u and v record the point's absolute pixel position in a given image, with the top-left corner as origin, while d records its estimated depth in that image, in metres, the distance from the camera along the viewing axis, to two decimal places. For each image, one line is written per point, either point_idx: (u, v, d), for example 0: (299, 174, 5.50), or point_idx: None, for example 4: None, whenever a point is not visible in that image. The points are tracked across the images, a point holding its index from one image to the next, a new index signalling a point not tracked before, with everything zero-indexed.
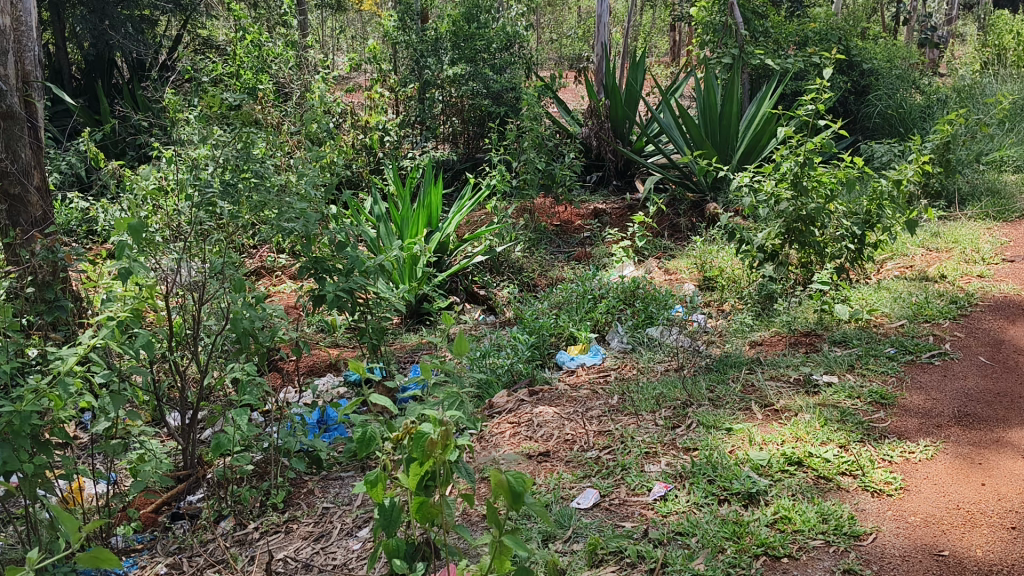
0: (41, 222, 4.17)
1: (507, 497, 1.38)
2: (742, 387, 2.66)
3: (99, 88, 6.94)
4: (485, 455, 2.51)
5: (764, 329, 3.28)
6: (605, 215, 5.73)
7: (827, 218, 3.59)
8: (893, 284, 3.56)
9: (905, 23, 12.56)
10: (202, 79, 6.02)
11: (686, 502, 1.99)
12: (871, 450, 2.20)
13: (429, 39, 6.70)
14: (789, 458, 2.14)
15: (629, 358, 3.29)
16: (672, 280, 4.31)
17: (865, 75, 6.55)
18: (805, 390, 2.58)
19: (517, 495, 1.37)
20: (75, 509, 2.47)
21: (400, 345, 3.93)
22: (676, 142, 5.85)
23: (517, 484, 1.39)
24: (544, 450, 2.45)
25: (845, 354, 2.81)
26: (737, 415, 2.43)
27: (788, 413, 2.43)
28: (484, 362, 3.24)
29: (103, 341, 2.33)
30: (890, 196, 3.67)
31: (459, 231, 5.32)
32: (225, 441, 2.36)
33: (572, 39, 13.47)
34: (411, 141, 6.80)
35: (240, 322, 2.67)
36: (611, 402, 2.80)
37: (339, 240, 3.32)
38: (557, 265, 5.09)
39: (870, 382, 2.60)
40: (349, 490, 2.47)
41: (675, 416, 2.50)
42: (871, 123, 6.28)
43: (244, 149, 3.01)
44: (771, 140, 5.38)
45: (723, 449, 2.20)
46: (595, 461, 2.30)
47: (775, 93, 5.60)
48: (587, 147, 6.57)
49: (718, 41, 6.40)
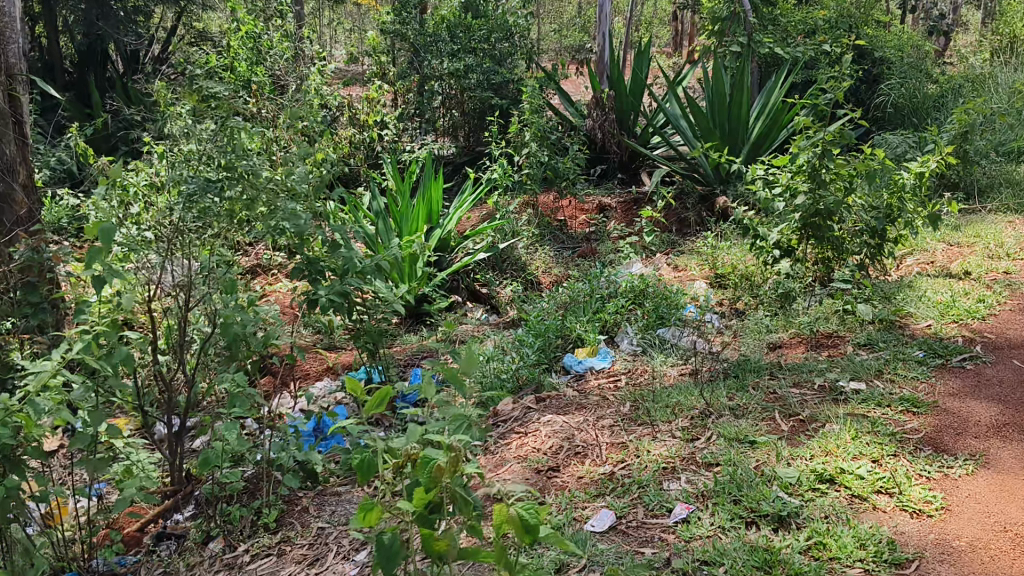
0: (27, 220, 4.00)
1: (517, 532, 1.27)
2: (765, 395, 2.50)
3: (91, 82, 6.71)
4: (490, 469, 2.35)
5: (783, 331, 3.14)
6: (610, 210, 5.57)
7: (846, 212, 3.44)
8: (916, 281, 3.41)
9: (914, 13, 12.35)
10: (195, 71, 5.87)
11: (710, 525, 1.84)
12: (907, 464, 2.04)
13: (427, 31, 6.54)
14: (820, 476, 1.98)
15: (640, 362, 3.16)
16: (683, 278, 4.16)
17: (875, 65, 6.38)
18: (831, 398, 2.43)
19: (532, 529, 1.25)
20: (53, 531, 2.32)
21: (402, 349, 3.78)
22: (683, 134, 5.69)
23: (530, 517, 1.27)
24: (553, 464, 2.29)
25: (872, 358, 2.65)
26: (761, 426, 2.27)
27: (815, 424, 2.28)
28: (489, 366, 3.09)
29: (81, 351, 2.17)
30: (911, 188, 3.51)
31: (461, 227, 5.17)
32: (213, 457, 2.21)
33: (573, 30, 13.28)
34: (411, 134, 6.65)
35: (230, 326, 2.46)
36: (623, 410, 2.65)
37: (335, 239, 3.16)
38: (562, 261, 4.94)
39: (900, 389, 2.44)
40: (346, 508, 2.31)
41: (694, 427, 2.35)
42: (883, 113, 6.11)
43: (228, 144, 2.84)
44: (783, 131, 5.24)
45: (749, 465, 2.05)
46: (610, 478, 2.14)
47: (786, 83, 5.44)
48: (591, 139, 6.34)
49: (724, 30, 6.23)
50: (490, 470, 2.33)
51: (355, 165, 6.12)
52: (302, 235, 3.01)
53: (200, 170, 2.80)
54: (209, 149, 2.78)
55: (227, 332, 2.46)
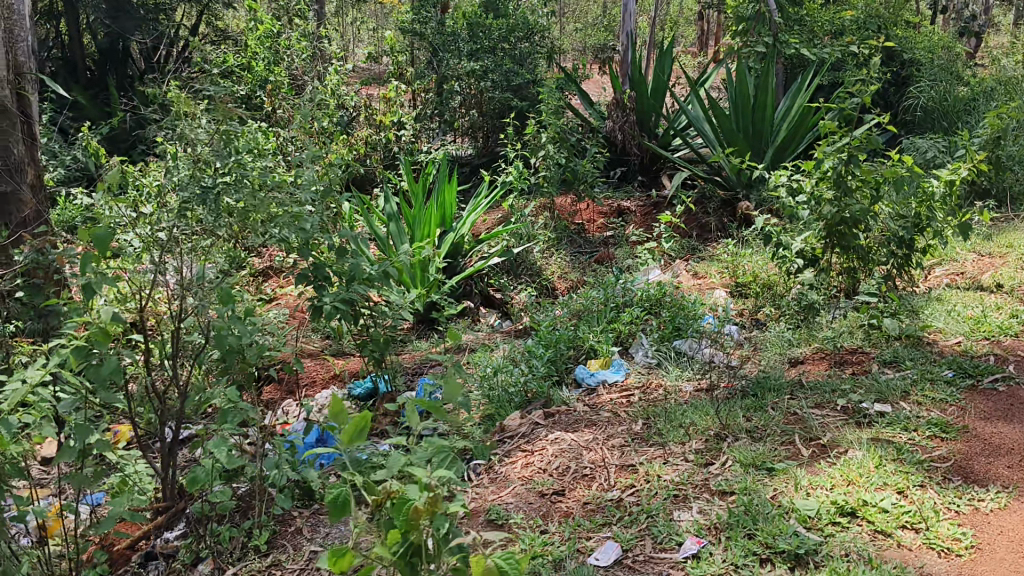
0: (33, 221, 3.92)
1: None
2: (784, 416, 2.37)
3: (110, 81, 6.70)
4: (492, 490, 2.24)
5: (805, 346, 3.01)
6: (629, 213, 5.45)
7: (872, 220, 3.30)
8: (946, 294, 3.26)
9: (944, 14, 12.10)
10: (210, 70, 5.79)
11: (721, 563, 1.72)
12: (935, 497, 1.91)
13: (446, 31, 6.43)
14: (841, 508, 1.86)
15: (655, 376, 3.05)
16: (703, 286, 4.04)
17: (904, 66, 6.20)
18: (855, 421, 2.30)
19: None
20: (39, 549, 2.23)
21: (411, 358, 3.68)
22: (705, 137, 5.55)
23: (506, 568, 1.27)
24: (558, 488, 2.18)
25: (898, 378, 2.52)
26: (780, 451, 2.15)
27: (836, 449, 2.15)
28: (497, 378, 2.98)
29: (62, 364, 2.07)
30: (941, 197, 3.36)
31: (476, 231, 5.07)
32: (202, 476, 2.11)
33: (597, 29, 13.12)
34: (429, 134, 6.55)
35: (224, 338, 2.37)
36: (635, 429, 2.53)
37: (340, 246, 3.06)
38: (578, 266, 4.83)
39: (927, 412, 2.31)
40: (341, 530, 2.20)
41: (708, 450, 2.22)
42: (912, 117, 5.94)
43: (227, 148, 2.74)
44: (808, 134, 5.10)
45: (765, 495, 1.93)
46: (618, 505, 2.02)
47: (812, 85, 5.29)
48: (611, 141, 6.22)
49: (749, 30, 6.09)
50: (493, 492, 2.22)
51: (372, 166, 6.03)
52: (305, 241, 2.92)
53: (197, 174, 2.71)
54: (206, 153, 2.69)
55: (220, 344, 2.36)
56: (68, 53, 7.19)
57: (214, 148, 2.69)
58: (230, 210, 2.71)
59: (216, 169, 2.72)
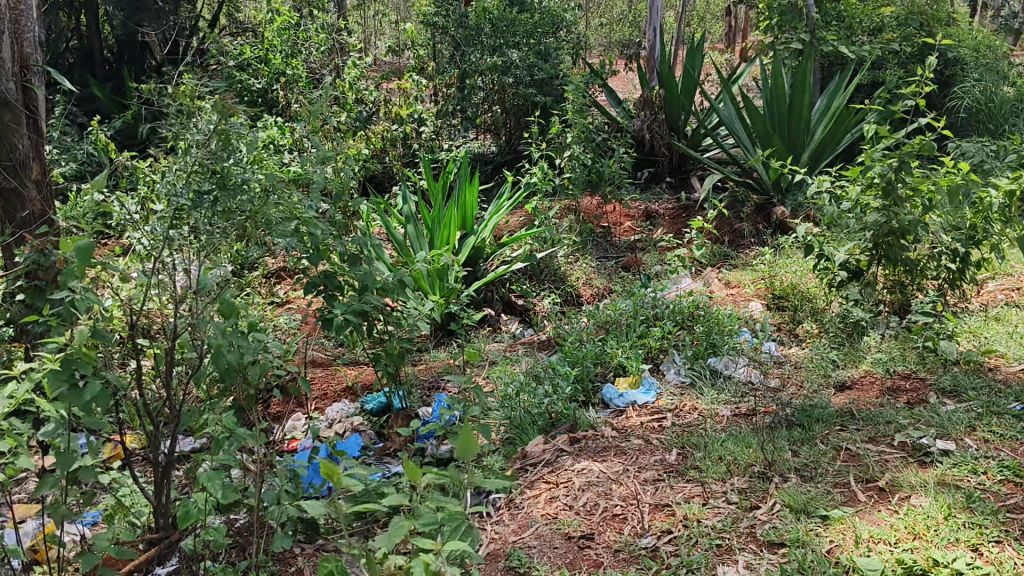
0: (34, 218, 3.72)
1: None
2: (835, 453, 2.16)
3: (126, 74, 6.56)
4: (514, 529, 2.05)
5: (852, 368, 2.80)
6: (657, 217, 5.24)
7: (923, 232, 3.07)
8: (1003, 313, 3.03)
9: (982, 11, 11.74)
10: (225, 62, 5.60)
11: None
12: (1015, 556, 1.67)
13: (469, 24, 6.21)
14: (908, 568, 1.65)
15: (688, 398, 2.84)
16: (737, 297, 3.83)
17: (948, 65, 5.93)
18: (915, 461, 2.09)
19: None
20: None
21: (427, 370, 3.49)
22: (738, 137, 5.32)
23: None
24: (587, 529, 1.98)
25: (961, 411, 2.30)
26: (834, 496, 1.94)
27: (897, 495, 1.94)
28: (519, 397, 2.78)
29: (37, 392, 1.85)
30: (1000, 208, 3.07)
31: (497, 233, 4.87)
32: (194, 511, 1.92)
33: (623, 24, 12.85)
34: (450, 131, 6.35)
35: (222, 357, 2.18)
36: (669, 460, 2.33)
37: (352, 253, 2.86)
38: (604, 273, 4.63)
39: (997, 452, 2.08)
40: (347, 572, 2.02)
41: (753, 490, 2.02)
42: (956, 119, 5.68)
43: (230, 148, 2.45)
44: (849, 137, 4.86)
45: (820, 551, 1.73)
46: (652, 556, 1.82)
47: (852, 84, 5.04)
48: (639, 141, 6.01)
49: (784, 25, 5.84)
50: (513, 533, 2.02)
51: (390, 164, 5.83)
52: (313, 248, 2.72)
53: (189, 177, 2.31)
54: (200, 154, 2.30)
55: (217, 363, 2.17)
56: (84, 44, 7.04)
57: (210, 149, 2.33)
58: (227, 217, 2.38)
59: (210, 172, 2.33)
